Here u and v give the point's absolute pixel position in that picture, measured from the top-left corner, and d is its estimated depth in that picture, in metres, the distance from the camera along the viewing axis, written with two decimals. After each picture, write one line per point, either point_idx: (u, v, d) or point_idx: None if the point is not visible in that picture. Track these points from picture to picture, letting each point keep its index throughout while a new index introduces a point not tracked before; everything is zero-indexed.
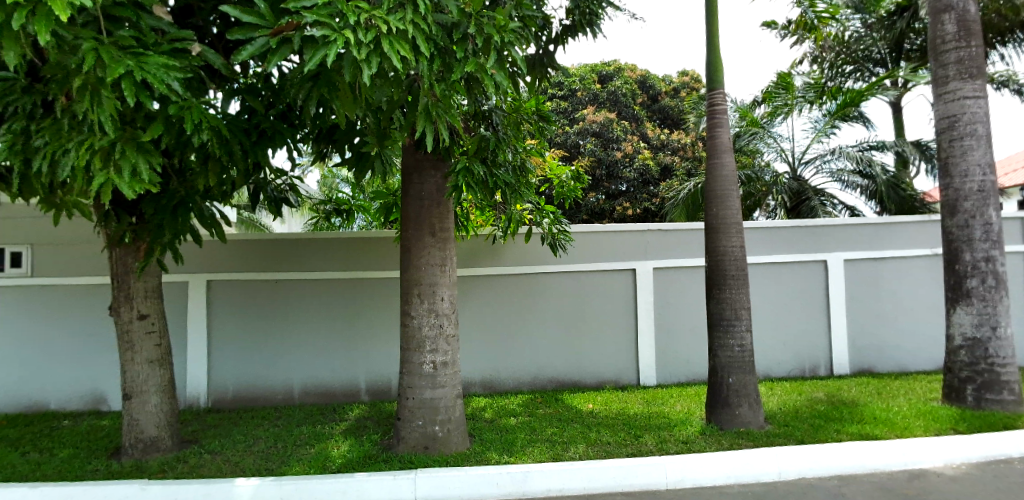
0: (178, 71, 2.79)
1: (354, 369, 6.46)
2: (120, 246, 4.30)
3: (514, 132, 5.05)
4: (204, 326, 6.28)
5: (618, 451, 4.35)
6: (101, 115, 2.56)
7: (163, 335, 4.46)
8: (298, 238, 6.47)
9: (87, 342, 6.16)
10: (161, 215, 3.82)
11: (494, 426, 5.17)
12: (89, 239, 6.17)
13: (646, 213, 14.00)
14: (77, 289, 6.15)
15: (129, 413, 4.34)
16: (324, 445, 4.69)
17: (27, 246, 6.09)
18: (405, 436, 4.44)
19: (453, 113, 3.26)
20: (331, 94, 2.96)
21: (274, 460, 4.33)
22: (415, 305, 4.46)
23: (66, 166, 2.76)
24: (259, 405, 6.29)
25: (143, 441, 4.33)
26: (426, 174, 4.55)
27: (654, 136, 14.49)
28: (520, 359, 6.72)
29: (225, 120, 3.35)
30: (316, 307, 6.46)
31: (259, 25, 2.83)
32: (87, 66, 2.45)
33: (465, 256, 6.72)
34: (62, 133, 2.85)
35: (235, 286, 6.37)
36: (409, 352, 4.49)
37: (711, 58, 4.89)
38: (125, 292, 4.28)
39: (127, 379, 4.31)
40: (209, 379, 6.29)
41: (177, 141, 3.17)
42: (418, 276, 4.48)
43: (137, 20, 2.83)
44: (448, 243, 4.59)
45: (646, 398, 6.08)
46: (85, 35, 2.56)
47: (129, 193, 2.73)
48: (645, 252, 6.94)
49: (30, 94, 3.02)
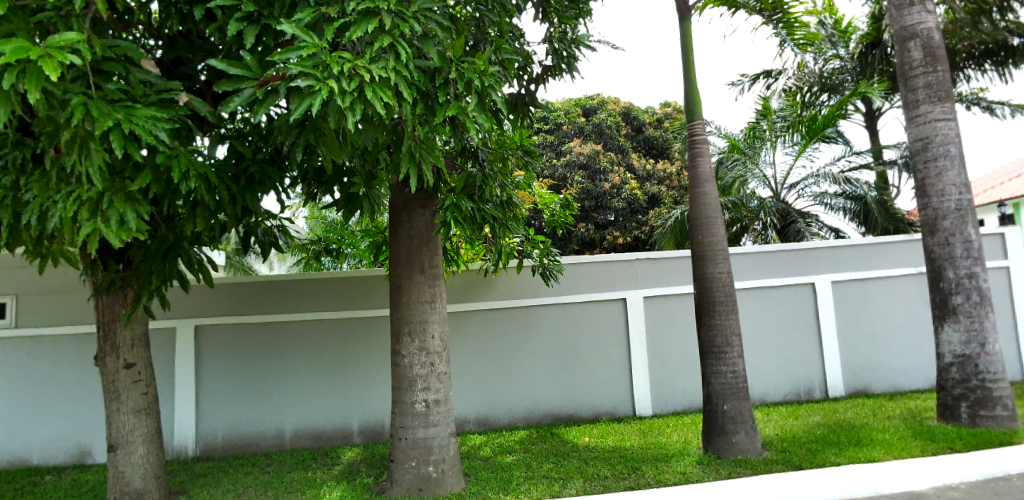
0: (166, 123, 2.84)
1: (346, 411, 6.38)
2: (107, 294, 4.26)
3: (500, 168, 5.14)
4: (192, 372, 6.19)
5: (616, 485, 4.30)
6: (90, 167, 2.58)
7: (150, 383, 4.40)
8: (286, 280, 6.43)
9: (75, 393, 6.05)
10: (150, 260, 3.81)
11: (488, 464, 5.09)
12: (76, 287, 6.13)
13: (636, 242, 14.16)
14: (62, 339, 6.07)
15: (114, 465, 4.24)
16: (317, 490, 4.60)
17: (12, 297, 6.02)
18: (399, 478, 4.36)
19: (436, 154, 3.36)
20: (317, 140, 3.01)
21: None
22: (406, 344, 4.45)
23: (54, 218, 2.77)
24: (250, 451, 6.16)
25: (128, 493, 4.22)
26: (414, 212, 4.62)
27: (639, 166, 14.74)
28: (515, 393, 6.67)
29: (213, 166, 3.39)
30: (307, 348, 6.40)
31: (246, 76, 2.90)
32: (77, 121, 2.49)
33: (456, 291, 6.71)
34: (49, 185, 2.85)
35: (223, 330, 6.30)
36: (401, 391, 4.45)
37: (688, 91, 5.03)
38: (112, 341, 4.23)
39: (112, 429, 4.23)
40: (197, 426, 6.16)
41: (165, 189, 3.20)
42: (408, 314, 4.48)
43: (126, 73, 2.88)
44: (438, 280, 4.61)
45: (643, 429, 6.03)
46: (74, 90, 2.58)
47: (116, 242, 2.73)
48: (635, 281, 7.00)
49: (21, 147, 3.03)
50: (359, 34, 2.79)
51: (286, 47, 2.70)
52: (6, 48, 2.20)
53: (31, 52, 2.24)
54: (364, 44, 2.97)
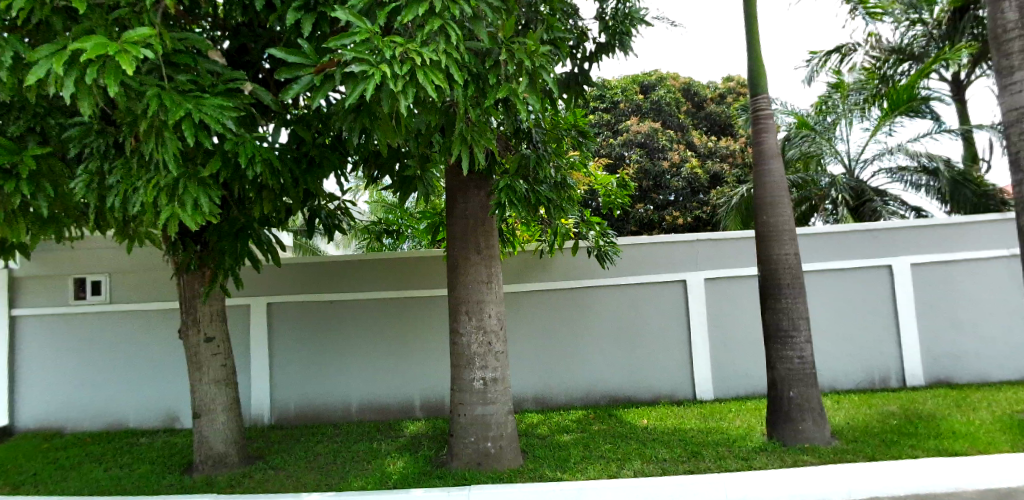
0: (232, 111, 2.99)
1: (407, 387, 6.60)
2: (187, 273, 4.58)
3: (554, 148, 5.10)
4: (266, 346, 6.58)
5: (674, 468, 4.24)
6: (166, 154, 2.77)
7: (229, 355, 4.72)
8: (350, 260, 6.70)
9: (163, 363, 6.57)
10: (224, 241, 4.06)
11: (545, 442, 5.14)
12: (161, 266, 6.62)
13: (696, 222, 13.80)
14: (151, 314, 6.59)
15: (199, 431, 4.59)
16: (381, 460, 4.82)
17: (107, 276, 6.60)
18: (458, 452, 4.50)
19: (489, 136, 3.38)
20: (372, 124, 3.09)
21: (334, 475, 4.52)
22: (463, 323, 4.54)
23: (137, 203, 2.99)
24: (321, 422, 6.51)
25: (212, 457, 4.58)
26: (469, 194, 4.66)
27: (701, 144, 14.24)
28: (572, 373, 6.68)
29: (277, 151, 3.55)
30: (370, 326, 6.65)
31: (304, 63, 3.00)
32: (152, 112, 2.66)
33: (513, 272, 6.76)
34: (131, 172, 3.06)
35: (293, 308, 6.65)
36: (460, 369, 4.55)
37: (752, 64, 4.77)
38: (193, 316, 4.56)
39: (197, 397, 4.57)
40: (272, 397, 6.57)
41: (235, 175, 3.38)
42: (465, 294, 4.56)
43: (195, 65, 3.04)
44: (494, 261, 4.66)
45: (704, 413, 5.90)
46: (149, 82, 2.75)
47: (193, 225, 2.93)
48: (696, 263, 6.80)
49: (103, 136, 3.22)
50: (410, 18, 2.80)
51: (340, 33, 2.76)
52: (87, 45, 2.36)
53: (108, 48, 2.40)
54: (416, 27, 2.99)
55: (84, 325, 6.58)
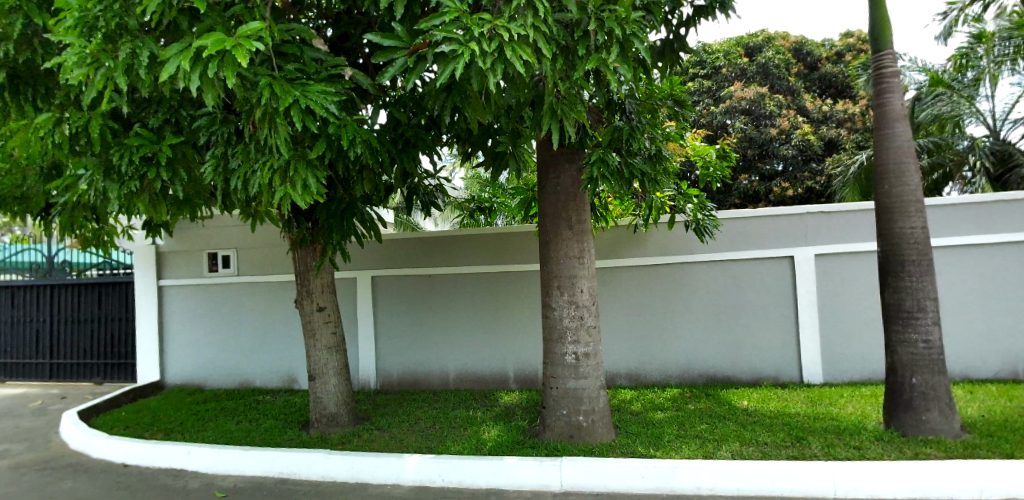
0: (334, 96, 3.17)
1: (502, 359, 6.79)
2: (301, 248, 4.98)
3: (649, 119, 4.91)
4: (372, 317, 7.03)
5: (776, 453, 4.05)
6: (278, 139, 3.01)
7: (338, 324, 5.11)
8: (446, 235, 6.94)
9: (282, 330, 7.21)
10: (331, 218, 4.35)
11: (638, 419, 5.10)
12: (278, 242, 7.24)
13: (807, 193, 12.82)
14: (271, 285, 7.25)
15: (314, 392, 5.04)
16: (477, 428, 5.03)
17: (234, 251, 7.33)
18: (551, 424, 4.58)
19: (579, 109, 3.34)
20: (463, 102, 3.15)
21: (433, 439, 4.78)
22: (555, 297, 4.57)
23: (256, 184, 3.28)
24: (422, 388, 6.89)
25: (326, 416, 5.01)
26: (561, 168, 4.63)
27: (814, 108, 13.10)
28: (667, 351, 6.52)
29: (376, 133, 3.73)
30: (466, 299, 6.89)
31: (398, 46, 3.10)
32: (265, 100, 2.89)
33: (605, 247, 6.66)
34: (250, 156, 3.35)
35: (395, 281, 7.03)
36: (552, 343, 4.61)
37: (875, 17, 4.29)
38: (306, 288, 4.97)
39: (312, 362, 5.01)
40: (378, 364, 7.03)
41: (339, 156, 3.60)
42: (557, 269, 4.58)
43: (301, 54, 3.25)
44: (586, 236, 4.63)
45: (811, 397, 5.55)
46: (262, 72, 2.98)
47: (303, 204, 3.17)
48: (804, 237, 6.33)
49: (226, 124, 3.54)
50: None
51: (431, 14, 2.82)
52: (208, 41, 2.60)
53: (226, 43, 2.63)
54: (503, 3, 2.98)
55: (218, 295, 7.38)
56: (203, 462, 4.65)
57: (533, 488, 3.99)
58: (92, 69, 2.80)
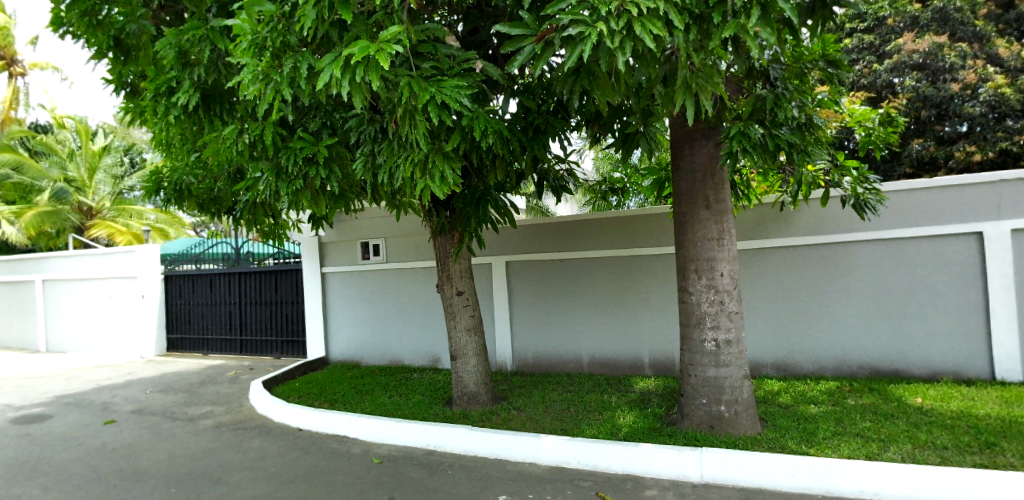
0: (467, 89, 3.30)
1: (636, 344, 6.67)
2: (441, 236, 5.29)
3: (797, 85, 4.47)
4: (507, 300, 7.27)
5: (959, 459, 3.53)
6: (418, 134, 3.21)
7: (476, 308, 5.38)
8: (577, 220, 6.93)
9: (425, 313, 7.73)
10: (468, 207, 4.56)
11: (788, 412, 4.72)
12: (421, 231, 7.75)
13: (1002, 157, 10.91)
14: (415, 271, 7.79)
15: (456, 371, 5.35)
16: (612, 413, 5.01)
17: (383, 240, 7.98)
18: (689, 412, 4.43)
19: (715, 81, 3.16)
20: (591, 84, 3.11)
21: (568, 421, 4.85)
22: (693, 281, 4.37)
23: (399, 178, 3.54)
24: (556, 371, 7.01)
25: (467, 394, 5.31)
26: (696, 145, 4.39)
27: (1011, 55, 10.97)
28: (822, 340, 5.94)
29: (507, 122, 3.81)
30: (599, 284, 6.84)
31: (525, 34, 3.13)
32: (405, 99, 3.09)
33: (748, 228, 6.21)
34: (393, 151, 3.61)
35: (528, 266, 7.20)
36: (689, 329, 4.43)
37: None
38: (447, 273, 5.27)
39: (453, 343, 5.33)
40: (514, 346, 7.28)
41: (473, 147, 3.75)
42: (694, 252, 4.37)
43: (436, 52, 3.41)
44: (725, 216, 4.36)
45: (1007, 397, 4.74)
46: (402, 73, 3.18)
47: (441, 195, 3.36)
48: (998, 210, 5.37)
49: (373, 124, 3.86)
50: None
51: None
52: (355, 50, 2.84)
53: (370, 49, 2.85)
54: None
55: (371, 280, 8.12)
56: (362, 430, 5.18)
57: (671, 477, 3.90)
58: (263, 84, 3.20)
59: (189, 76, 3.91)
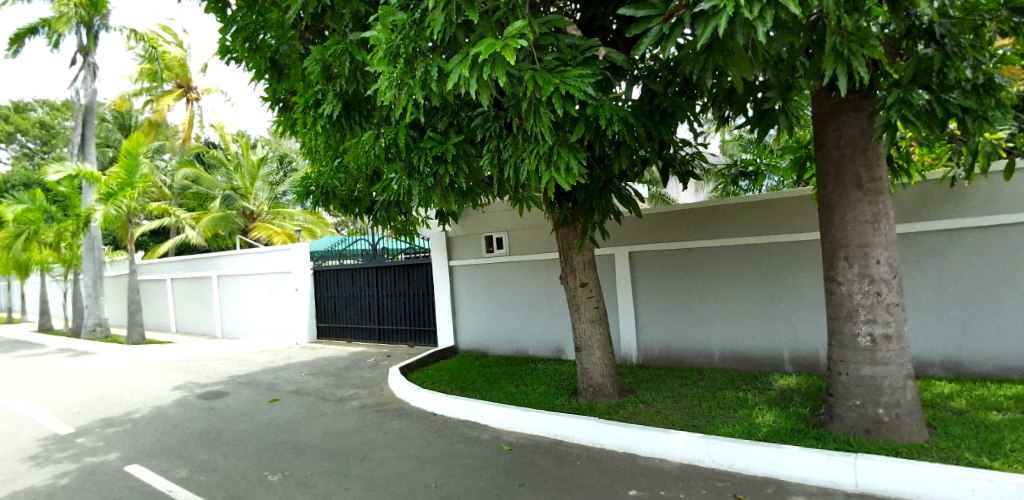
0: (590, 78, 3.24)
1: (774, 338, 6.20)
2: (563, 227, 5.29)
3: (973, 40, 3.85)
4: (631, 292, 7.12)
5: None
6: (543, 127, 3.22)
7: (600, 299, 5.32)
8: (704, 206, 6.57)
9: (548, 305, 7.80)
10: (591, 198, 4.51)
11: (965, 419, 4.11)
12: (542, 224, 7.83)
13: None
14: (537, 263, 7.89)
15: (582, 362, 5.35)
16: (749, 411, 4.70)
17: (506, 233, 8.17)
18: (840, 415, 4.02)
19: (875, 44, 2.80)
20: (725, 61, 2.92)
21: (700, 418, 4.64)
22: (842, 270, 3.96)
23: (524, 171, 3.58)
24: (684, 365, 6.75)
25: (593, 385, 5.29)
26: (844, 118, 3.96)
27: None
28: (1007, 336, 5.09)
29: (631, 107, 3.71)
30: (730, 274, 6.45)
31: (652, 15, 3.00)
32: (530, 92, 3.10)
33: (908, 208, 5.49)
34: (518, 145, 3.66)
35: (652, 257, 6.98)
36: (839, 322, 4.03)
37: None
38: (570, 264, 5.27)
39: (578, 334, 5.33)
40: (639, 338, 7.11)
41: (597, 136, 3.70)
42: (843, 237, 3.95)
43: (558, 43, 3.39)
44: (881, 195, 3.90)
45: None
46: (525, 67, 3.20)
47: (567, 186, 3.35)
48: None
49: (497, 120, 3.95)
50: None
51: None
52: (482, 48, 2.91)
53: (496, 46, 2.90)
54: None
55: (495, 272, 8.36)
56: (491, 418, 5.36)
57: (820, 483, 3.57)
58: (398, 89, 3.39)
59: (332, 88, 4.27)
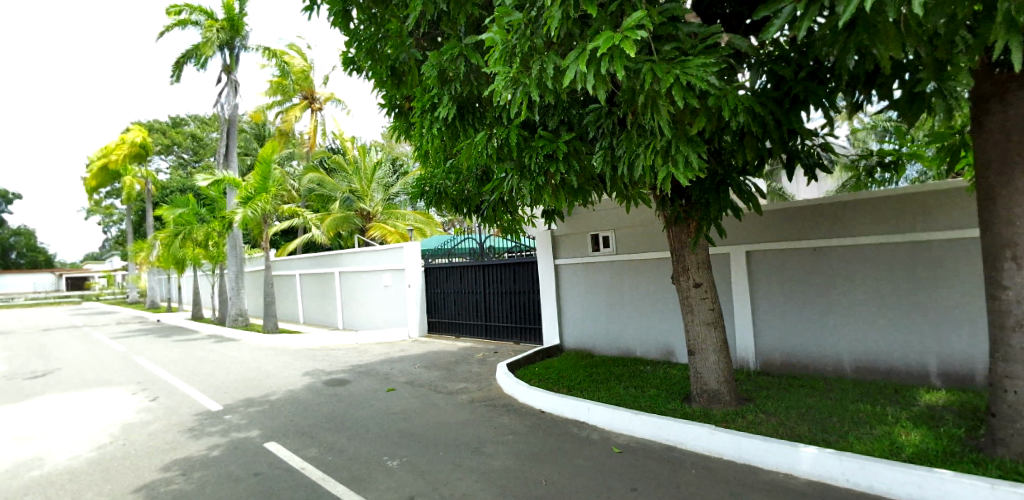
0: (713, 66, 3.09)
1: (918, 348, 5.55)
2: (675, 225, 5.10)
3: None
4: (747, 293, 6.71)
5: None
6: (661, 120, 3.12)
7: (716, 300, 5.07)
8: (833, 201, 6.02)
9: (657, 305, 7.55)
10: (707, 194, 4.29)
11: None
12: (651, 221, 7.60)
13: None
14: (645, 262, 7.67)
15: (695, 366, 5.13)
16: (891, 428, 4.24)
17: (613, 232, 8.04)
18: (1006, 439, 3.50)
19: None
20: (871, 39, 2.66)
21: (831, 433, 4.25)
22: (1010, 272, 3.44)
23: (639, 167, 3.48)
24: (809, 374, 6.25)
25: (707, 391, 5.04)
26: (1013, 97, 3.45)
27: None
28: None
29: (756, 94, 3.54)
30: (864, 276, 5.86)
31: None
32: (649, 85, 3.00)
33: None
34: (632, 141, 3.53)
35: (772, 256, 6.52)
36: (1005, 332, 3.51)
37: None
38: (683, 264, 5.06)
39: (691, 337, 5.12)
40: (756, 343, 6.69)
41: (718, 128, 3.55)
42: (1012, 235, 3.43)
43: (676, 32, 3.26)
44: None
45: None
46: (643, 59, 3.10)
47: (686, 181, 3.22)
48: None
49: (610, 116, 3.88)
50: None
51: None
52: (600, 42, 2.87)
53: (615, 39, 2.85)
54: None
55: (601, 271, 8.25)
56: (600, 419, 5.29)
57: None
58: (514, 89, 3.44)
59: (448, 92, 4.42)
